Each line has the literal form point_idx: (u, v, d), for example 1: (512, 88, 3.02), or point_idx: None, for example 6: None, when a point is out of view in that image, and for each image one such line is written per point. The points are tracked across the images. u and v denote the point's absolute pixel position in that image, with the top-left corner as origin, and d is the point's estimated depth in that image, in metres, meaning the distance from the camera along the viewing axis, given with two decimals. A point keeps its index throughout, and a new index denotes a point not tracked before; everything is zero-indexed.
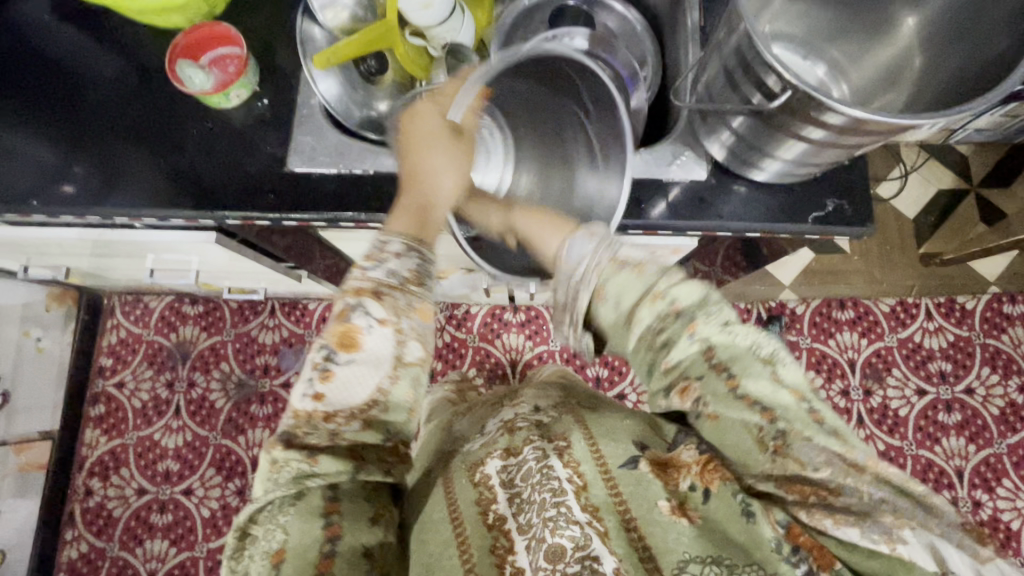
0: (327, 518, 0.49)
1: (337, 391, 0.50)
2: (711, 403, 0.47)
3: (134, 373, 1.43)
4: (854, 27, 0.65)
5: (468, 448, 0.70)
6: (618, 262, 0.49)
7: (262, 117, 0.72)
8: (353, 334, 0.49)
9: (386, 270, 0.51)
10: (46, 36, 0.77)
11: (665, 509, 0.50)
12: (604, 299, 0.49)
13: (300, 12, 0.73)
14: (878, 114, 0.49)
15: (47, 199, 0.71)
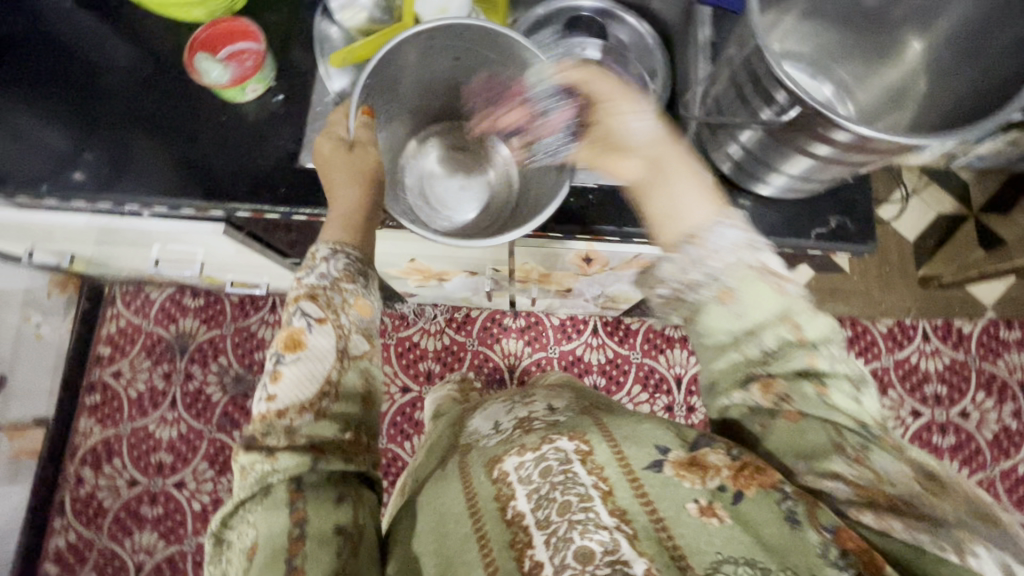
0: (291, 505, 0.51)
1: (289, 389, 0.53)
2: (797, 405, 0.49)
3: (131, 363, 1.42)
4: (861, 48, 0.66)
5: (483, 443, 0.67)
6: (765, 268, 0.51)
7: (277, 112, 0.73)
8: (296, 335, 0.54)
9: (317, 275, 0.57)
10: (65, 23, 0.78)
11: (694, 510, 0.48)
12: (728, 302, 0.51)
13: (319, 12, 0.75)
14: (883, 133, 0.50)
15: (58, 184, 0.72)
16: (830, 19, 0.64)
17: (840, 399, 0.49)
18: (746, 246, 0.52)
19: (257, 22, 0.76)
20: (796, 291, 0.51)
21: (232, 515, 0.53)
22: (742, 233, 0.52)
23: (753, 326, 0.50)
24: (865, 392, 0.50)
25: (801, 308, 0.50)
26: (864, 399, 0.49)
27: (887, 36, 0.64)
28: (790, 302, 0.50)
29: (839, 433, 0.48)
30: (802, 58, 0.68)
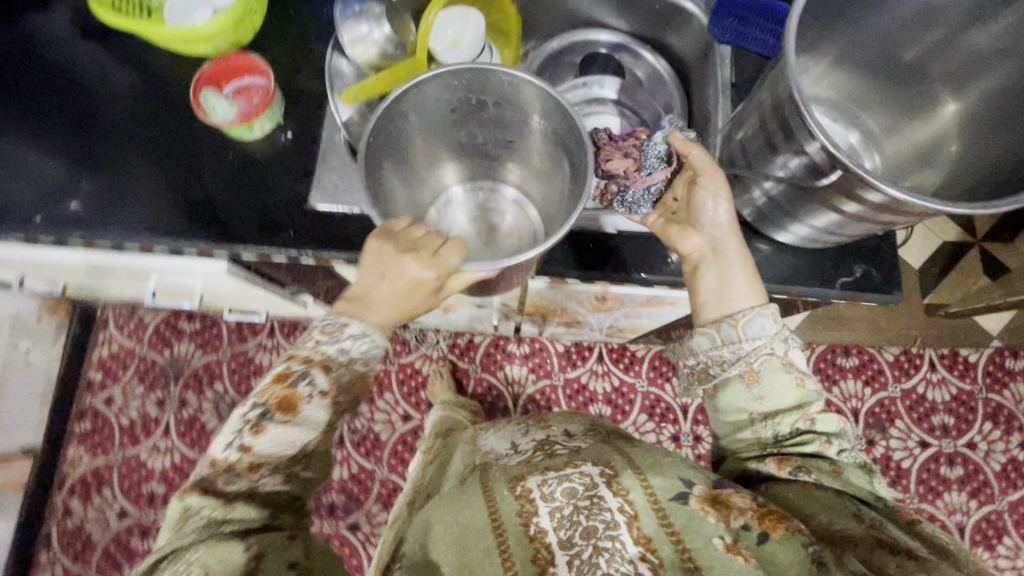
0: (245, 541, 0.52)
1: (268, 447, 0.55)
2: (811, 473, 0.55)
3: (124, 389, 1.38)
4: (894, 100, 0.64)
5: (504, 462, 0.68)
6: (788, 361, 0.57)
7: (286, 150, 0.70)
8: (294, 401, 0.55)
9: (340, 346, 0.57)
10: (64, 52, 0.75)
11: (720, 546, 0.50)
12: (753, 384, 0.58)
13: (330, 46, 0.72)
14: (916, 198, 0.49)
15: (55, 222, 0.69)
16: (864, 69, 0.63)
17: (852, 478, 0.55)
18: (777, 339, 0.58)
19: (265, 53, 0.73)
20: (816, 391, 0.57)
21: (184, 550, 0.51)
22: (775, 327, 0.58)
23: (776, 410, 0.57)
24: (876, 481, 0.56)
25: (816, 402, 0.57)
26: (878, 488, 0.55)
27: (921, 90, 0.62)
28: (807, 398, 0.57)
29: (855, 507, 0.52)
30: (831, 105, 0.67)
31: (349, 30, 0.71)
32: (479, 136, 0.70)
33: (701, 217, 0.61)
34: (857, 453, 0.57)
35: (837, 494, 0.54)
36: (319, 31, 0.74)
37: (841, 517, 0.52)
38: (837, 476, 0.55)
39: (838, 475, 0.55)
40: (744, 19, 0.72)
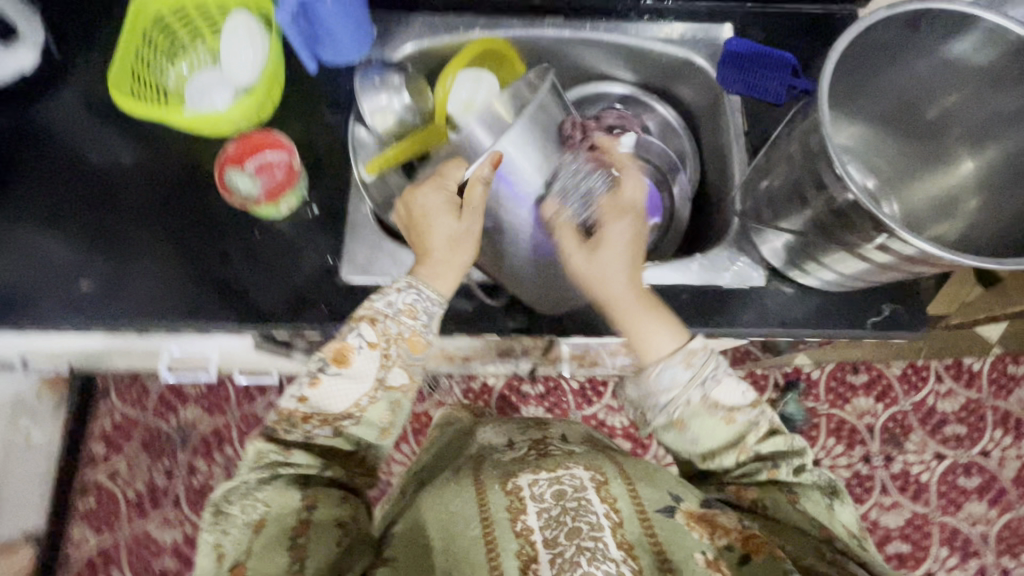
0: (302, 491, 0.60)
1: (323, 396, 0.59)
2: (779, 495, 0.59)
3: (128, 460, 1.33)
4: (912, 156, 0.66)
5: (497, 458, 0.74)
6: (706, 403, 0.59)
7: (312, 224, 0.70)
8: (347, 351, 0.60)
9: (386, 302, 0.62)
10: (81, 138, 0.75)
11: (702, 561, 0.53)
12: (682, 430, 0.60)
13: (352, 117, 0.73)
14: (941, 251, 0.50)
15: (82, 314, 0.68)
16: (882, 121, 0.65)
17: (812, 507, 0.58)
18: (692, 385, 0.59)
19: (284, 130, 0.73)
20: (750, 424, 0.59)
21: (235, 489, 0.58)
22: (688, 373, 0.59)
23: (709, 450, 0.61)
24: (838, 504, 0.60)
25: (755, 432, 0.59)
26: (837, 515, 0.58)
27: (939, 146, 0.64)
28: (739, 431, 0.59)
29: (818, 543, 0.55)
30: (853, 155, 0.68)
31: (370, 101, 0.72)
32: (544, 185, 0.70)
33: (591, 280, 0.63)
34: (823, 476, 0.61)
35: (799, 529, 0.57)
36: (337, 105, 0.75)
37: (798, 546, 0.55)
38: (790, 507, 0.59)
39: (794, 505, 0.59)
40: (745, 70, 0.76)
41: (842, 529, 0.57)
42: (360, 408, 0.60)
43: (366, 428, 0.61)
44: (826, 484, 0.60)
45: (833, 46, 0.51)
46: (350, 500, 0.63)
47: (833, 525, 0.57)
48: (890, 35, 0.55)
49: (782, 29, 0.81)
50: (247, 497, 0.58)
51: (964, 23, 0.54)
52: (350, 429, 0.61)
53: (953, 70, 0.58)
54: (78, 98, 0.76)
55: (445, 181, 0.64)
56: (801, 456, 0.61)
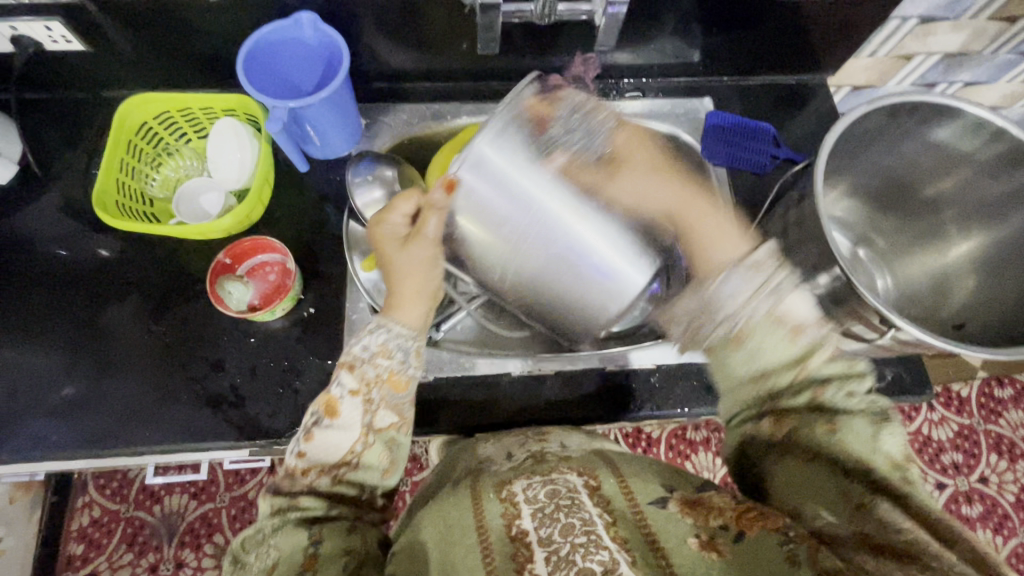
0: (309, 528, 0.50)
1: (316, 452, 0.53)
2: (808, 442, 0.47)
3: (110, 558, 1.25)
4: (905, 233, 0.70)
5: (494, 466, 0.59)
6: (776, 317, 0.50)
7: (309, 327, 0.68)
8: (333, 402, 0.54)
9: (361, 346, 0.57)
10: (61, 248, 0.72)
11: (694, 545, 0.44)
12: (742, 345, 0.51)
13: (347, 214, 0.73)
14: (942, 342, 0.50)
15: (64, 437, 0.64)
16: (870, 199, 0.70)
17: (851, 440, 0.45)
18: (757, 296, 0.51)
19: (275, 230, 0.72)
20: (814, 342, 0.50)
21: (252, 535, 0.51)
22: (752, 285, 0.51)
23: (763, 372, 0.50)
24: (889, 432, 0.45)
25: (818, 354, 0.49)
26: (884, 446, 0.44)
27: (934, 225, 0.68)
28: (805, 353, 0.50)
29: (845, 483, 0.44)
30: (846, 225, 0.73)
31: (362, 195, 0.70)
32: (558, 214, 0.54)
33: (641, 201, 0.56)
34: (876, 411, 0.46)
35: (829, 467, 0.45)
36: (329, 200, 0.74)
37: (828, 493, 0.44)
38: (826, 438, 0.46)
39: (831, 435, 0.46)
40: (729, 142, 0.79)
41: (884, 463, 0.43)
42: (355, 453, 0.54)
43: (366, 470, 0.55)
44: (880, 416, 0.46)
45: (826, 138, 0.54)
46: (356, 529, 0.53)
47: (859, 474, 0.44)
48: (876, 124, 0.58)
49: (758, 102, 0.84)
50: (263, 543, 0.50)
51: (945, 113, 0.57)
52: (349, 475, 0.54)
53: (938, 152, 0.62)
54: (59, 207, 0.74)
55: (394, 214, 0.61)
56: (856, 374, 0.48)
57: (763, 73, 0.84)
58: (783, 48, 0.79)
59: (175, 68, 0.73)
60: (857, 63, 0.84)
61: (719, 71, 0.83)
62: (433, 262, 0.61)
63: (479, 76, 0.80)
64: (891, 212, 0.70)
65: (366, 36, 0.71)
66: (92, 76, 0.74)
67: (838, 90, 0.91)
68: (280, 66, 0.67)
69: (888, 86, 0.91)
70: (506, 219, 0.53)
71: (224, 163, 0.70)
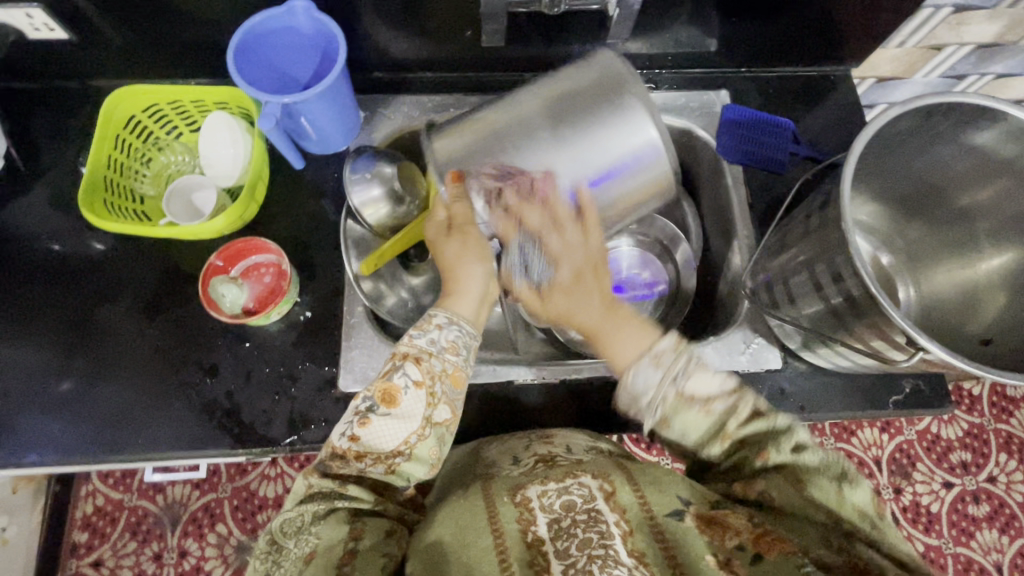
0: (352, 522, 0.47)
1: (372, 439, 0.49)
2: (773, 497, 0.46)
3: (114, 547, 1.25)
4: (936, 241, 0.67)
5: (504, 472, 0.56)
6: (686, 398, 0.47)
7: (304, 331, 0.66)
8: (393, 390, 0.50)
9: (428, 339, 0.54)
10: (50, 245, 0.70)
11: (713, 563, 0.43)
12: (669, 427, 0.49)
13: (345, 211, 0.70)
14: (968, 364, 0.46)
15: (57, 443, 0.62)
16: (895, 202, 0.67)
17: (816, 495, 0.44)
18: (665, 382, 0.48)
19: (271, 228, 0.70)
20: (729, 407, 0.47)
21: (292, 520, 0.48)
22: (659, 374, 0.49)
23: (697, 446, 0.49)
24: (855, 484, 0.44)
25: (734, 420, 0.47)
26: (849, 498, 0.43)
27: (965, 234, 0.64)
28: (722, 421, 0.47)
29: (824, 530, 0.43)
30: (871, 231, 0.71)
31: (360, 192, 0.67)
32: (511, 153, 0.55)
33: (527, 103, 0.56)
34: (836, 458, 0.45)
35: (803, 519, 0.44)
36: (327, 196, 0.71)
37: (806, 539, 0.43)
38: (792, 495, 0.45)
39: (798, 492, 0.45)
40: (746, 138, 0.75)
41: (852, 513, 0.43)
42: (408, 445, 0.50)
43: (416, 466, 0.51)
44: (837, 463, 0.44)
45: (855, 142, 0.51)
46: (396, 534, 0.50)
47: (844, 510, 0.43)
48: (908, 126, 0.55)
49: (777, 95, 0.80)
50: (301, 531, 0.47)
51: (984, 116, 0.53)
52: (402, 467, 0.50)
53: (972, 156, 0.58)
54: (48, 202, 0.71)
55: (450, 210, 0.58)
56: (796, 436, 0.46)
57: (784, 64, 0.80)
58: (807, 37, 0.74)
59: (165, 56, 0.70)
60: (884, 52, 0.79)
61: (738, 61, 0.79)
62: (482, 250, 0.59)
63: (483, 65, 0.76)
64: (919, 218, 0.67)
65: (365, 23, 0.67)
66: (78, 64, 0.70)
67: (861, 82, 0.86)
68: (268, 51, 0.63)
69: (916, 76, 0.85)
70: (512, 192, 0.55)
71: (216, 158, 0.67)
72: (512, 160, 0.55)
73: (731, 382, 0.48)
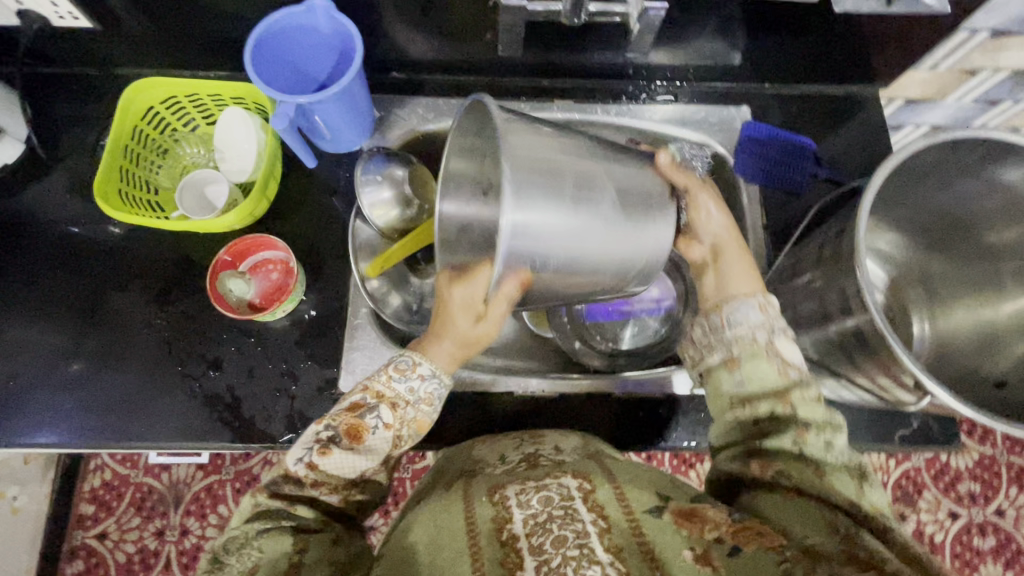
0: (295, 534, 0.47)
1: (332, 469, 0.49)
2: (793, 478, 0.45)
3: (119, 521, 1.28)
4: (958, 276, 0.65)
5: (489, 469, 0.56)
6: (772, 348, 0.50)
7: (307, 331, 0.66)
8: (361, 428, 0.50)
9: (406, 386, 0.52)
10: (65, 231, 0.71)
11: (689, 558, 0.41)
12: (734, 371, 0.51)
13: (353, 211, 0.70)
14: (980, 415, 0.45)
15: (63, 426, 0.64)
16: (918, 233, 0.65)
17: (835, 483, 0.44)
18: (762, 327, 0.51)
19: (280, 225, 0.70)
20: (803, 379, 0.49)
21: (235, 538, 0.47)
22: (760, 317, 0.52)
23: (750, 396, 0.50)
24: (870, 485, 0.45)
25: (802, 392, 0.49)
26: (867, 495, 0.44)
27: (988, 271, 0.62)
28: (792, 386, 0.49)
29: (832, 514, 0.42)
30: (889, 259, 0.69)
31: (370, 194, 0.67)
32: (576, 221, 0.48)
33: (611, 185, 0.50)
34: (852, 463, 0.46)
35: (814, 501, 0.43)
36: (338, 196, 0.72)
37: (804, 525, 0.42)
38: (813, 477, 0.45)
39: (818, 477, 0.45)
40: (765, 158, 0.74)
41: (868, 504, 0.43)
42: (363, 476, 0.51)
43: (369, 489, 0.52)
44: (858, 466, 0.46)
45: (878, 171, 0.50)
46: (340, 541, 0.49)
47: (858, 504, 0.42)
48: (932, 158, 0.53)
49: (800, 114, 0.78)
50: (245, 546, 0.46)
51: (1014, 152, 0.52)
52: (354, 496, 0.51)
53: (1001, 192, 0.56)
54: (65, 187, 0.72)
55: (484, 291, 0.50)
56: (833, 425, 0.47)
57: (809, 81, 0.78)
58: (835, 57, 0.72)
59: (186, 48, 0.70)
60: (915, 74, 0.77)
61: (761, 77, 0.77)
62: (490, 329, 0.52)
63: (501, 70, 0.75)
64: (942, 250, 0.65)
65: (385, 24, 0.67)
66: (100, 52, 0.71)
67: (889, 102, 0.84)
68: (285, 46, 0.63)
69: (947, 99, 0.83)
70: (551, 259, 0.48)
71: (232, 152, 0.68)
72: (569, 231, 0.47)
73: (807, 365, 0.51)
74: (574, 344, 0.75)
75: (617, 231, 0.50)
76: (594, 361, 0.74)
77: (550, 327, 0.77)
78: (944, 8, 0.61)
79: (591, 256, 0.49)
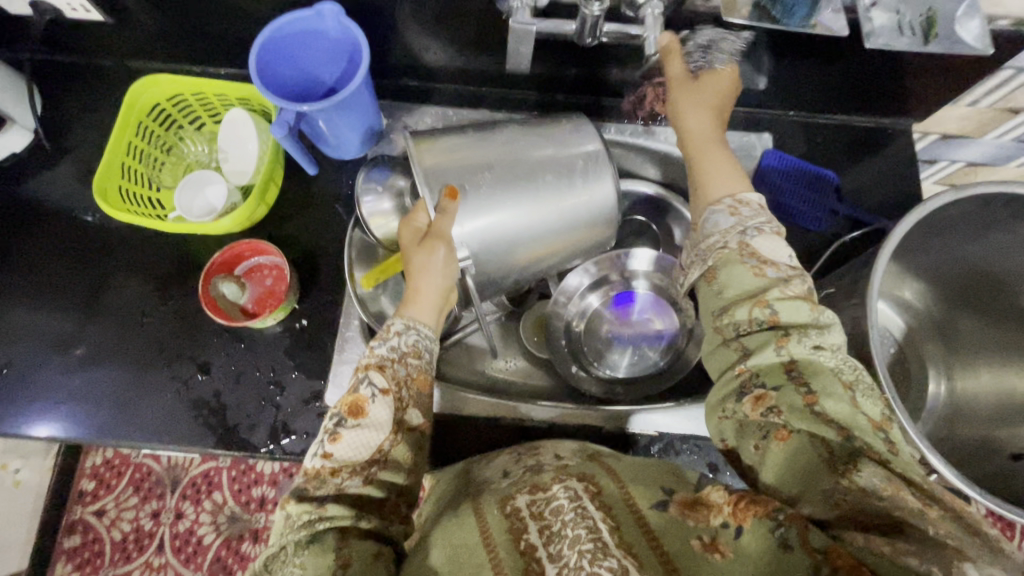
0: (337, 547, 0.44)
1: (347, 451, 0.47)
2: (787, 415, 0.42)
3: (117, 499, 1.29)
4: (981, 332, 0.62)
5: (493, 484, 0.54)
6: (746, 249, 0.46)
7: (298, 340, 0.65)
8: (360, 401, 0.48)
9: (389, 347, 0.51)
10: (68, 221, 0.71)
11: (697, 546, 0.42)
12: (712, 282, 0.47)
13: (353, 222, 0.68)
14: (979, 496, 0.44)
15: (52, 418, 0.64)
16: (942, 284, 0.63)
17: (830, 404, 0.40)
18: (733, 231, 0.47)
19: (278, 231, 0.69)
20: (782, 276, 0.44)
21: (274, 557, 0.45)
22: (732, 220, 0.48)
23: (728, 303, 0.45)
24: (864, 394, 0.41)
25: (782, 289, 0.44)
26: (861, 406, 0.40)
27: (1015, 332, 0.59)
28: (770, 285, 0.44)
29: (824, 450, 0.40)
30: (910, 309, 0.67)
31: (370, 204, 0.63)
32: (506, 184, 0.57)
33: (536, 153, 0.58)
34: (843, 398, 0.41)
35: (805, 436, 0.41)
36: (340, 204, 0.71)
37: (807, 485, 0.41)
38: (800, 405, 0.41)
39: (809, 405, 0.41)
40: (783, 191, 0.70)
41: (863, 422, 0.40)
42: (383, 452, 0.49)
43: (394, 472, 0.49)
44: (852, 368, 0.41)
45: (906, 218, 0.48)
46: (382, 557, 0.46)
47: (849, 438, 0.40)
48: (962, 212, 0.52)
49: (826, 145, 0.74)
50: (286, 564, 0.44)
51: None
52: (380, 475, 0.48)
53: None
54: (71, 176, 0.72)
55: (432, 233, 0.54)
56: (819, 328, 0.43)
57: (837, 112, 0.74)
58: (868, 89, 0.68)
59: (198, 44, 0.69)
60: (954, 110, 0.73)
61: (786, 104, 0.74)
62: (450, 263, 0.55)
63: (515, 83, 0.73)
64: (967, 305, 0.62)
65: (398, 32, 0.65)
66: (113, 44, 0.71)
67: (922, 137, 0.79)
68: (296, 49, 0.61)
69: (985, 137, 0.78)
70: (492, 222, 0.57)
71: (236, 154, 0.67)
72: (499, 195, 0.57)
73: (795, 262, 0.46)
74: (571, 368, 0.72)
75: (562, 191, 0.58)
76: (591, 388, 0.71)
77: (547, 348, 0.74)
78: (989, 50, 0.54)
79: (538, 218, 0.58)
